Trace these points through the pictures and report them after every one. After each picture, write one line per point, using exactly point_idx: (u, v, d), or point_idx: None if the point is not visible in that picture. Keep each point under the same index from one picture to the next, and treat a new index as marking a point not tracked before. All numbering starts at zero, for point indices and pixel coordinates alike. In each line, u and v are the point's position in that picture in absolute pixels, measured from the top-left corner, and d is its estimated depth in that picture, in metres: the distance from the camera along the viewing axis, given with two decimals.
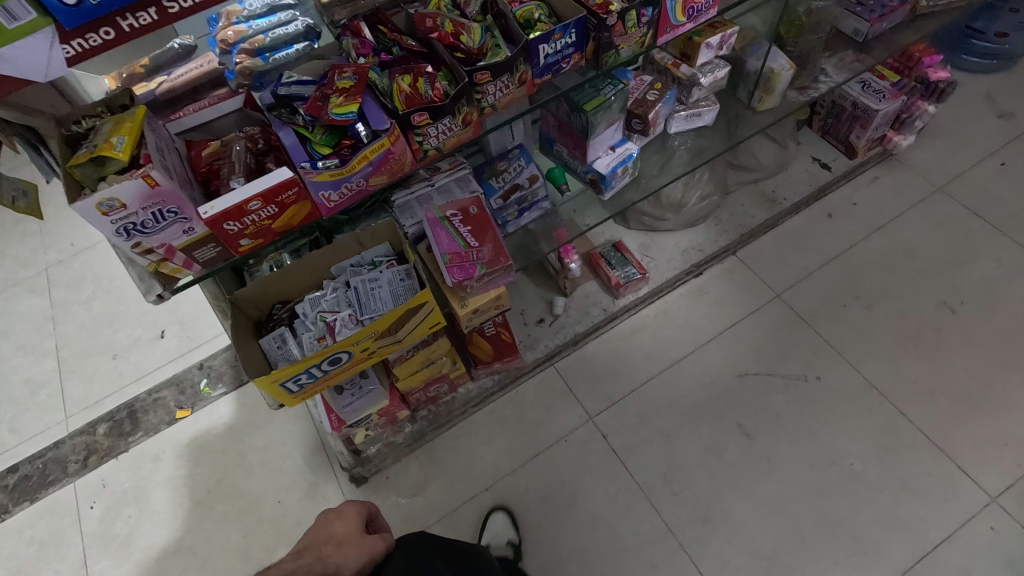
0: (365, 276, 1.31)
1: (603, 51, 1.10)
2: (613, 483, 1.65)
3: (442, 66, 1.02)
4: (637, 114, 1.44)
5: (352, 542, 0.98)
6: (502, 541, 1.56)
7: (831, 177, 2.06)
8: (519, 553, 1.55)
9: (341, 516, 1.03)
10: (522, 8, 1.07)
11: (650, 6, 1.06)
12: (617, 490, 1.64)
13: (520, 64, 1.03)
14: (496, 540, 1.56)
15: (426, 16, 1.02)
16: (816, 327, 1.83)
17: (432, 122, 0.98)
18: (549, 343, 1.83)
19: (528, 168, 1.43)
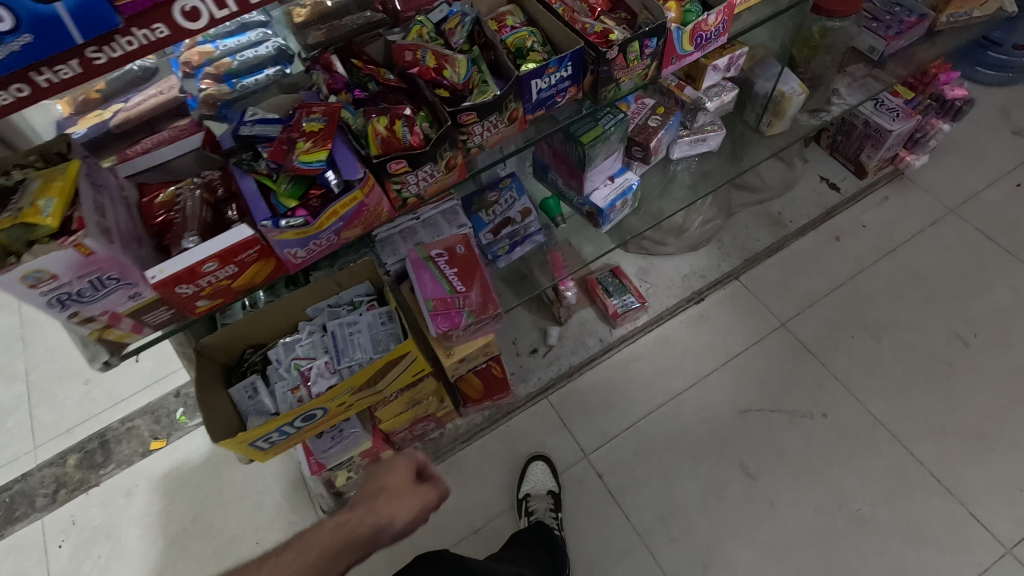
0: (343, 320, 1.21)
1: (603, 85, 0.99)
2: (608, 524, 1.57)
3: (423, 105, 0.91)
4: (637, 142, 1.33)
5: (403, 495, 0.95)
6: (544, 487, 1.57)
7: (840, 199, 1.97)
8: (558, 501, 1.56)
9: (396, 468, 0.97)
10: (513, 35, 1.01)
11: (654, 36, 0.95)
12: (613, 532, 1.56)
13: (510, 102, 0.93)
14: (538, 486, 1.58)
15: (405, 48, 0.91)
16: (823, 359, 1.74)
17: (411, 170, 0.88)
18: (542, 376, 1.74)
19: (521, 201, 1.33)
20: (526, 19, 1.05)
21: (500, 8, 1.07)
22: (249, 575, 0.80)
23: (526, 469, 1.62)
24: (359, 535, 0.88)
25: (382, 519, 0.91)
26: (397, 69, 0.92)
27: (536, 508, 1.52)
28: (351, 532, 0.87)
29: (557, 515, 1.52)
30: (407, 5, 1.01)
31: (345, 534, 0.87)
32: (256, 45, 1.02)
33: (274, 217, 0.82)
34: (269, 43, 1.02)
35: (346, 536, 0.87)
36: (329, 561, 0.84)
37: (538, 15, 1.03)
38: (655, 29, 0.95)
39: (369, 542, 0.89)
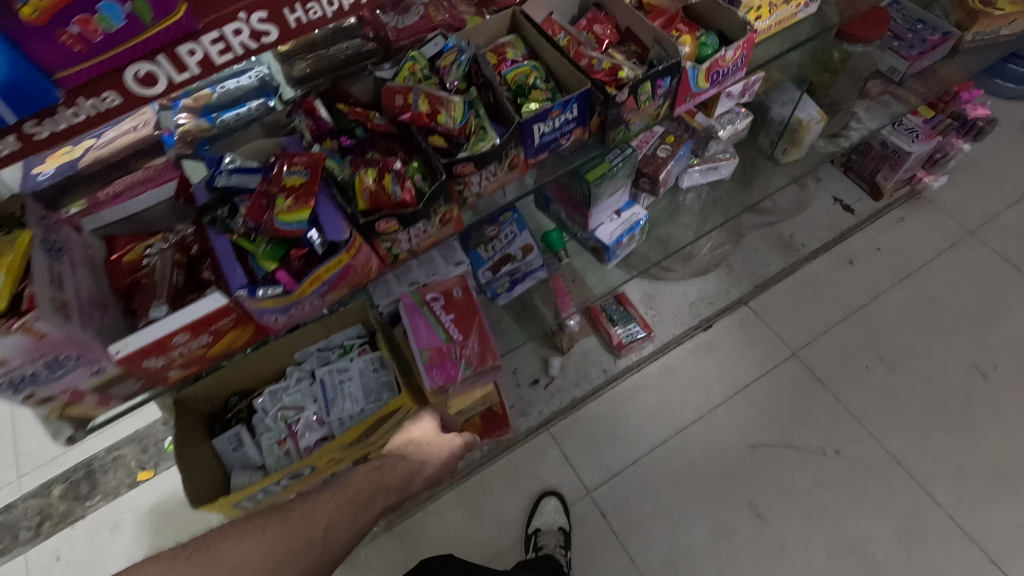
0: (334, 366, 1.15)
1: (611, 128, 0.92)
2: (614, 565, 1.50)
3: (415, 153, 0.84)
4: (646, 174, 1.25)
5: (431, 445, 0.97)
6: (558, 523, 1.52)
7: (853, 221, 1.89)
8: (569, 539, 1.50)
9: (424, 421, 1.00)
10: (514, 70, 0.93)
11: (668, 75, 0.88)
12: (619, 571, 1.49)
13: (511, 150, 0.85)
14: (551, 521, 1.52)
15: (395, 90, 0.83)
16: (835, 392, 1.68)
17: (403, 229, 0.80)
18: (544, 409, 1.67)
19: (523, 237, 1.24)
20: (529, 52, 0.97)
21: (499, 39, 0.98)
22: (293, 509, 0.78)
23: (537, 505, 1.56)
24: (393, 480, 0.89)
25: (413, 464, 0.93)
26: (386, 114, 0.84)
27: (544, 543, 1.47)
28: (387, 476, 0.88)
29: (566, 552, 1.46)
30: (401, 34, 0.93)
31: (383, 478, 0.87)
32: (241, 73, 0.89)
33: (250, 286, 0.75)
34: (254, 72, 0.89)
35: (383, 479, 0.87)
36: (367, 500, 0.84)
37: (541, 49, 0.95)
38: (668, 69, 0.87)
39: (402, 485, 0.90)
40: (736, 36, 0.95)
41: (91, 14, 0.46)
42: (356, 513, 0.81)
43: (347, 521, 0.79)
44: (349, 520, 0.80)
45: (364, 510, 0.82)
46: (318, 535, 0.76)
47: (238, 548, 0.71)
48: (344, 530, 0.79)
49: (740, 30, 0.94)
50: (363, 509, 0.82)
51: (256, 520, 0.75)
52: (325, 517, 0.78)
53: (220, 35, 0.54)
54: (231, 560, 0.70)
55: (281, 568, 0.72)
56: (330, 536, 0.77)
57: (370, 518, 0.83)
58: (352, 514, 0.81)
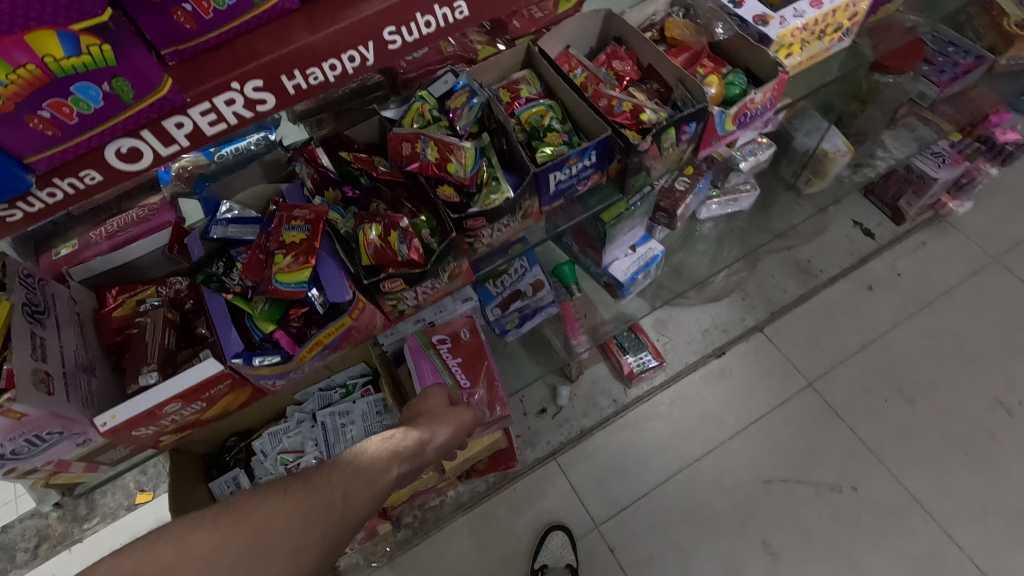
0: (336, 409, 1.10)
1: (632, 174, 0.86)
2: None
3: (423, 204, 0.79)
4: (663, 208, 1.20)
5: (443, 415, 0.90)
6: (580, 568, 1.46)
7: (874, 246, 1.83)
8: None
9: (431, 393, 0.93)
10: (528, 109, 0.88)
11: (693, 121, 0.82)
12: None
13: (526, 201, 0.80)
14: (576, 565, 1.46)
15: (403, 139, 0.79)
16: (853, 426, 1.62)
17: (409, 287, 0.75)
18: (551, 440, 1.63)
19: (533, 273, 1.19)
20: (545, 89, 0.93)
21: (513, 74, 0.94)
22: (308, 475, 0.70)
23: (543, 538, 1.51)
24: (410, 449, 0.82)
25: (428, 432, 0.86)
26: (393, 163, 0.79)
27: None
28: (401, 445, 0.81)
29: None
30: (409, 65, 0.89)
31: (398, 446, 0.81)
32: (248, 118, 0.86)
33: (246, 353, 0.70)
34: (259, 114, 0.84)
35: (399, 447, 0.81)
36: (381, 468, 0.76)
37: (557, 88, 0.90)
38: (695, 114, 0.82)
39: (419, 454, 0.83)
40: (767, 75, 0.89)
41: (64, 97, 0.41)
42: (374, 478, 0.74)
43: (365, 486, 0.73)
44: (368, 484, 0.73)
45: (381, 476, 0.75)
46: (340, 498, 0.69)
47: (262, 507, 0.64)
48: (364, 495, 0.72)
49: (771, 70, 0.88)
50: (380, 475, 0.75)
51: (276, 483, 0.68)
52: (343, 481, 0.71)
53: (211, 106, 0.49)
54: (254, 523, 0.63)
55: (306, 531, 0.65)
56: (350, 501, 0.70)
57: (388, 486, 0.76)
58: (371, 477, 0.74)
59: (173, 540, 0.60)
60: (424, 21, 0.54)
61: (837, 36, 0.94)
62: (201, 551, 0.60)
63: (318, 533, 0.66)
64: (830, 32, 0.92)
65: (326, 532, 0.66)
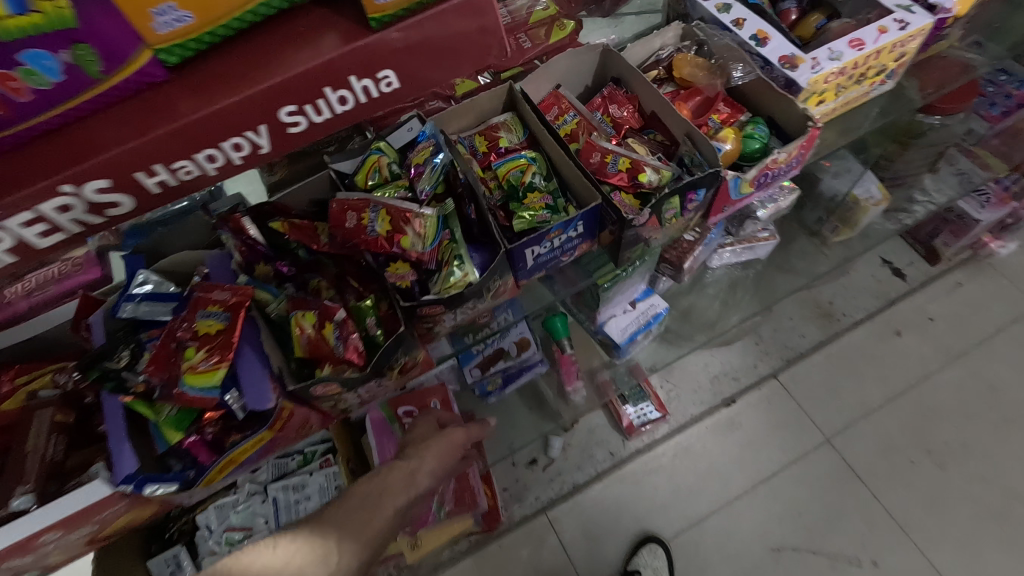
0: (290, 482, 1.00)
1: (628, 247, 0.73)
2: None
3: (373, 284, 0.66)
4: (669, 261, 1.05)
5: (441, 439, 0.76)
6: None
7: (903, 288, 1.66)
8: None
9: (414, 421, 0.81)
10: (507, 163, 0.75)
11: (701, 187, 0.69)
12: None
13: (496, 282, 0.67)
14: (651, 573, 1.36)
15: (347, 207, 0.65)
16: (875, 490, 1.45)
17: (347, 390, 0.63)
18: (541, 496, 1.49)
19: (518, 330, 1.05)
20: (528, 137, 0.79)
21: (493, 117, 0.81)
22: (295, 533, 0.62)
23: None
24: (406, 483, 0.69)
25: (424, 462, 0.73)
26: (334, 237, 0.66)
27: None
28: (396, 480, 0.69)
29: None
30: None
31: (390, 479, 0.68)
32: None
33: (139, 479, 0.57)
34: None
35: (393, 481, 0.68)
36: (369, 509, 0.65)
37: (542, 138, 0.76)
38: (700, 182, 0.69)
39: (416, 482, 0.70)
40: (794, 129, 0.75)
41: None
42: (368, 521, 0.64)
43: (356, 533, 0.63)
44: (362, 527, 0.64)
45: (374, 515, 0.65)
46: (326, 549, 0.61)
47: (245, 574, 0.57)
48: (357, 541, 0.62)
49: (799, 124, 0.74)
50: (376, 515, 0.65)
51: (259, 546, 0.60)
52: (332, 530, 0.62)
53: (37, 216, 0.36)
54: None
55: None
56: (342, 553, 0.61)
57: (383, 529, 0.65)
58: (363, 518, 0.64)
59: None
60: (337, 96, 0.40)
61: (879, 79, 0.79)
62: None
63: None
64: (872, 75, 0.77)
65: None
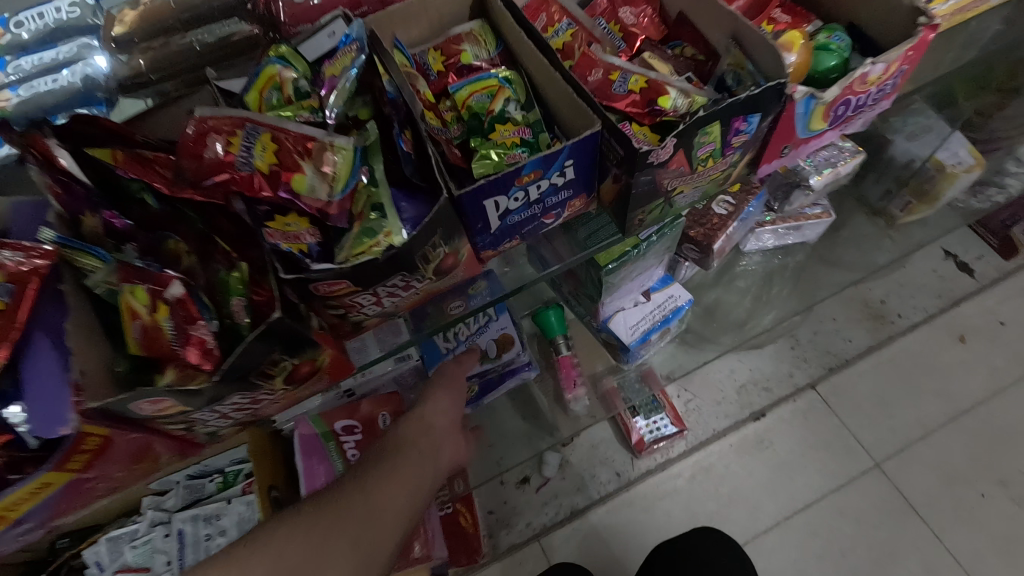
0: (203, 511, 0.80)
1: (640, 202, 0.49)
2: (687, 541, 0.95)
3: (252, 248, 0.44)
4: (693, 239, 0.81)
5: (439, 394, 0.63)
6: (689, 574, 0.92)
7: (971, 286, 1.39)
8: None
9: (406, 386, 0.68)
10: (469, 83, 0.53)
11: (756, 112, 0.45)
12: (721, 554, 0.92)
13: (439, 247, 0.44)
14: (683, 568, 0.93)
15: (209, 128, 0.42)
16: (937, 528, 1.19)
17: (197, 408, 0.41)
18: (533, 522, 1.21)
19: (499, 325, 0.82)
20: (503, 52, 0.56)
21: (456, 26, 0.58)
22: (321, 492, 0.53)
23: None
24: (428, 434, 0.59)
25: (433, 408, 0.61)
26: (180, 173, 0.42)
27: None
28: (416, 433, 0.58)
29: None
30: (297, 15, 0.55)
31: (408, 432, 0.58)
32: (63, 67, 0.54)
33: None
34: (78, 47, 0.54)
35: (414, 434, 0.58)
36: (391, 455, 0.55)
37: (521, 49, 0.53)
38: (755, 101, 0.44)
39: (433, 427, 0.60)
40: (892, 37, 0.51)
41: None
42: (401, 472, 0.54)
43: (386, 479, 0.53)
44: (394, 480, 0.53)
45: (396, 470, 0.54)
46: (362, 508, 0.51)
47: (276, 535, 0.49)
48: (390, 496, 0.52)
49: (904, 27, 0.50)
50: (407, 467, 0.55)
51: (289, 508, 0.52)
52: (361, 486, 0.52)
53: None
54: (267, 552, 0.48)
55: (328, 554, 0.48)
56: (376, 501, 0.52)
57: (414, 474, 0.54)
58: (390, 469, 0.54)
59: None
60: None
61: None
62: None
63: (344, 545, 0.49)
64: None
65: (356, 542, 0.50)
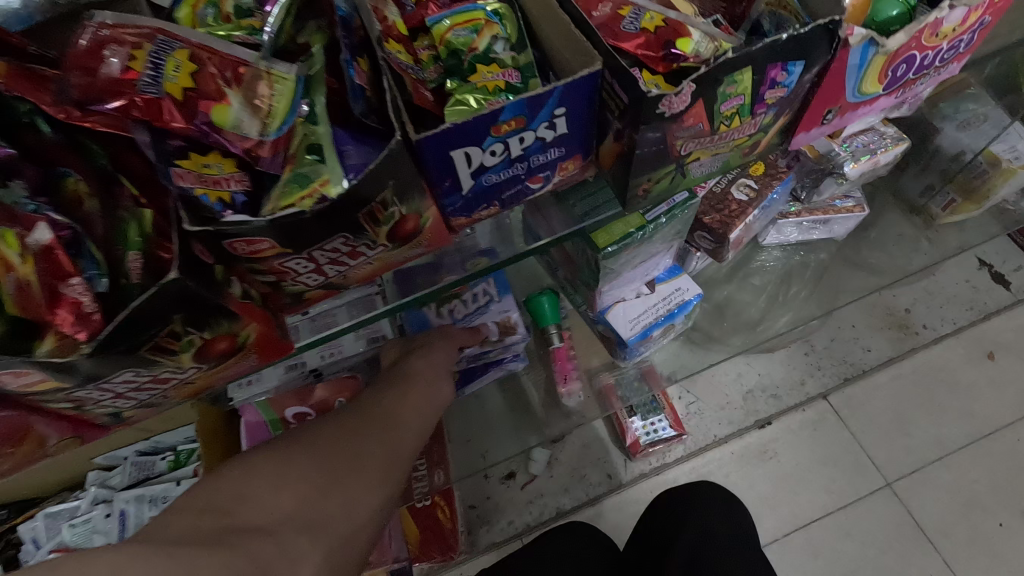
0: (146, 494, 0.72)
1: (645, 167, 0.40)
2: (669, 503, 0.79)
3: (166, 196, 0.36)
4: (707, 226, 0.72)
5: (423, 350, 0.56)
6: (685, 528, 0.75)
7: (1005, 299, 1.28)
8: (694, 535, 0.74)
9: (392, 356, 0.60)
10: (449, 15, 0.44)
11: (797, 59, 0.36)
12: (720, 518, 0.75)
13: (390, 202, 0.35)
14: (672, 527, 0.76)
15: (110, 38, 0.34)
16: (948, 556, 1.11)
17: (78, 386, 0.33)
18: (514, 521, 1.13)
19: (499, 308, 0.69)
20: None
21: None
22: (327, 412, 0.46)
23: None
24: (435, 365, 0.55)
25: (439, 345, 0.58)
26: (67, 88, 0.33)
27: None
28: (424, 365, 0.54)
29: None
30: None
31: (415, 363, 0.54)
32: None
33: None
34: None
35: (421, 365, 0.53)
36: (400, 381, 0.51)
37: None
38: (799, 43, 0.35)
39: (441, 359, 0.57)
40: None
41: None
42: (417, 390, 0.51)
43: (398, 396, 0.49)
44: (409, 396, 0.50)
45: (410, 389, 0.51)
46: (384, 415, 0.47)
47: (294, 438, 0.42)
48: (408, 411, 0.49)
49: None
50: (422, 389, 0.51)
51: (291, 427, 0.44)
52: (377, 400, 0.48)
53: None
54: (291, 450, 0.40)
55: (364, 447, 0.43)
56: (397, 413, 0.48)
57: (425, 398, 0.51)
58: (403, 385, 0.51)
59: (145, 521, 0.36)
60: None
61: None
62: (248, 488, 0.37)
63: (373, 444, 0.44)
64: None
65: (386, 438, 0.45)
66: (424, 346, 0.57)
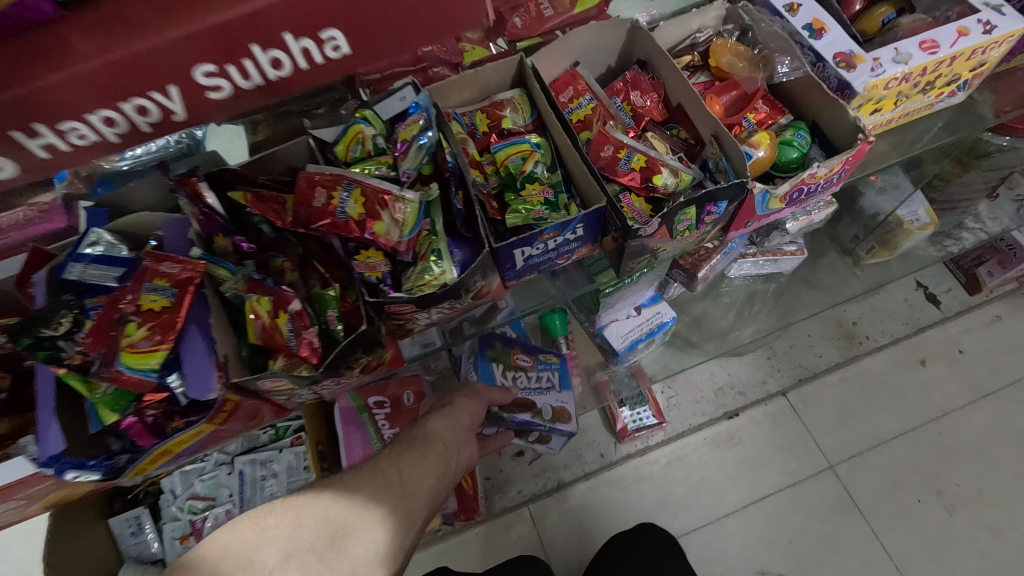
0: (257, 457, 0.96)
1: (632, 257, 0.64)
2: (617, 545, 1.04)
3: (341, 272, 0.60)
4: (682, 267, 0.95)
5: (444, 411, 0.76)
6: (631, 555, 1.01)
7: (936, 316, 1.53)
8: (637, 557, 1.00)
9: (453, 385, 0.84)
10: (506, 146, 0.66)
11: (723, 201, 0.59)
12: (655, 548, 1.02)
13: (478, 282, 0.59)
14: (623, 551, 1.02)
15: (314, 182, 0.58)
16: (875, 526, 1.35)
17: (300, 386, 0.57)
18: (523, 490, 1.38)
19: (557, 396, 1.02)
20: (535, 120, 0.70)
21: (498, 93, 0.72)
22: (356, 478, 0.64)
23: None
24: (454, 425, 0.75)
25: (460, 408, 0.78)
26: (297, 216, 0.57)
27: None
28: (445, 426, 0.74)
29: None
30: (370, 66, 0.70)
31: (436, 424, 0.74)
32: None
33: (62, 464, 0.53)
34: None
35: (442, 425, 0.74)
36: (418, 452, 0.69)
37: (550, 123, 0.67)
38: (726, 192, 0.59)
39: (458, 422, 0.76)
40: (842, 139, 0.64)
41: None
42: (429, 457, 0.69)
43: (414, 466, 0.67)
44: (422, 464, 0.68)
45: (424, 455, 0.69)
46: (396, 484, 0.64)
47: (321, 502, 0.60)
48: (417, 478, 0.66)
49: (850, 135, 0.63)
50: (434, 455, 0.70)
51: (325, 488, 0.62)
52: (396, 467, 0.66)
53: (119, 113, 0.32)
54: (313, 514, 0.59)
55: (370, 516, 0.60)
56: (407, 483, 0.65)
57: (435, 464, 0.69)
58: (419, 453, 0.68)
59: (219, 548, 0.56)
60: (269, 58, 0.32)
61: (949, 90, 0.69)
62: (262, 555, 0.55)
63: (381, 512, 0.61)
64: (940, 85, 0.67)
65: (392, 509, 0.62)
66: (449, 408, 0.78)
